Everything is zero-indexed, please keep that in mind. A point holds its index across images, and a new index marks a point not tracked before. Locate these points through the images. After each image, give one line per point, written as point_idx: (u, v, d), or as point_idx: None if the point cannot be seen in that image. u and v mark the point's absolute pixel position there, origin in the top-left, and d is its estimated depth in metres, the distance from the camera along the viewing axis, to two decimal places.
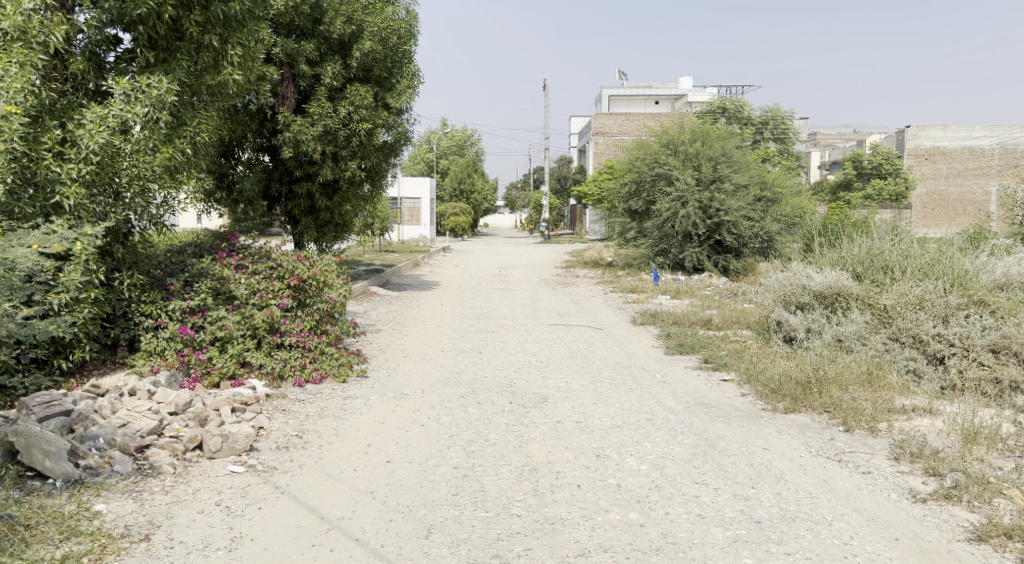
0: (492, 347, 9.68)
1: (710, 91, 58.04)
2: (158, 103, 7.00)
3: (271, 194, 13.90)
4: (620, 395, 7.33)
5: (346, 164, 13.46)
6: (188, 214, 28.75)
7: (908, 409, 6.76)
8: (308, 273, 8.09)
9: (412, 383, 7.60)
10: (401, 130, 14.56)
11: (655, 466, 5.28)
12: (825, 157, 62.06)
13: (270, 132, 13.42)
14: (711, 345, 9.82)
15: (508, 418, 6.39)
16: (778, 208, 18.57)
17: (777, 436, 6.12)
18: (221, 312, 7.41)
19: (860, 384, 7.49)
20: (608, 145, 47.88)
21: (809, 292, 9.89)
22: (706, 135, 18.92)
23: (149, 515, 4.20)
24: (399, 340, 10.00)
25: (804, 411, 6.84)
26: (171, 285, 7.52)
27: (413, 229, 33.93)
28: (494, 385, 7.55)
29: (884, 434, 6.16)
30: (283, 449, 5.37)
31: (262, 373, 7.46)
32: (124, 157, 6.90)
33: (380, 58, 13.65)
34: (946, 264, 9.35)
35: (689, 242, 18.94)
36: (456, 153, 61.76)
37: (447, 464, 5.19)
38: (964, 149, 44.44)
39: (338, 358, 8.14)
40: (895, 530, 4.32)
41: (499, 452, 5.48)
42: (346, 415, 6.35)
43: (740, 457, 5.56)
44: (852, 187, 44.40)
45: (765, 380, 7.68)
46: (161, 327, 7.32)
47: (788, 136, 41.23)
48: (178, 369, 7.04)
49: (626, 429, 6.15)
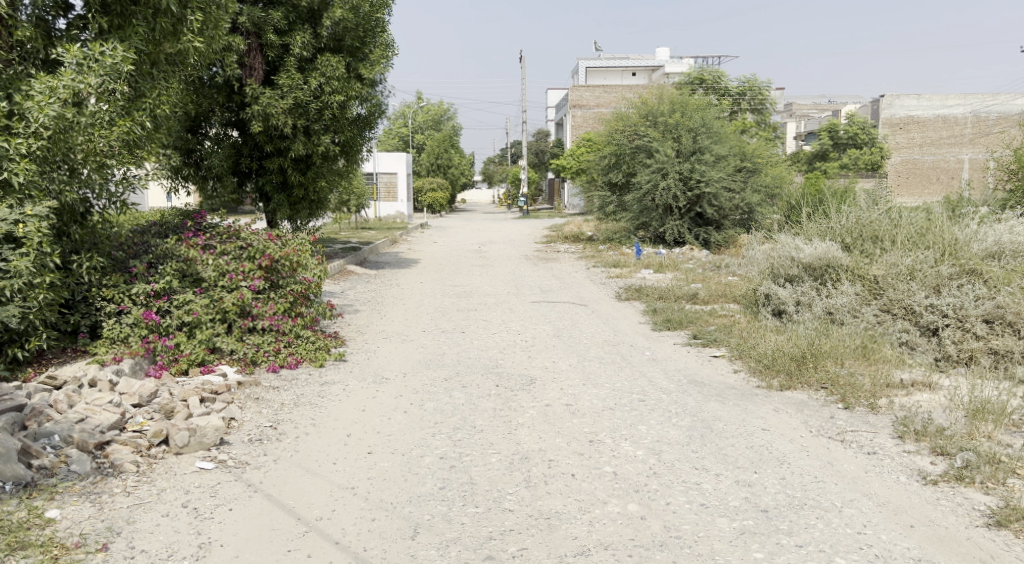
0: (474, 327, 9.34)
1: (687, 62, 57.59)
2: (113, 72, 6.57)
3: (241, 170, 13.39)
4: (609, 375, 7.05)
5: (319, 139, 12.96)
6: (158, 187, 28.53)
7: (907, 384, 6.54)
8: (280, 253, 7.70)
9: (393, 366, 7.28)
10: (375, 102, 14.03)
11: (651, 451, 5.01)
12: (801, 128, 62.00)
13: (239, 106, 12.93)
14: (700, 319, 9.56)
15: (494, 402, 6.09)
16: (758, 179, 18.42)
17: (775, 416, 5.87)
18: (188, 296, 7.03)
19: (855, 357, 7.27)
20: (585, 118, 47.39)
21: (798, 264, 9.65)
22: (685, 105, 18.60)
23: (108, 521, 3.85)
24: (378, 321, 9.65)
25: (801, 387, 6.60)
26: (134, 267, 7.13)
27: (390, 205, 33.32)
28: (479, 367, 7.24)
29: (886, 411, 5.93)
30: (256, 442, 5.02)
31: (233, 359, 7.06)
32: (79, 131, 6.43)
33: (351, 27, 13.17)
34: (936, 232, 9.16)
35: (670, 215, 18.69)
36: (431, 128, 60.87)
37: (432, 455, 4.89)
38: (938, 118, 44.56)
39: (314, 342, 7.73)
40: (909, 516, 4.08)
41: (487, 440, 5.17)
42: (323, 403, 6.00)
43: (739, 439, 5.30)
44: (829, 158, 44.45)
45: (758, 356, 7.44)
46: (125, 312, 6.93)
47: (765, 107, 41.12)
48: (143, 357, 6.61)
49: (618, 412, 5.87)
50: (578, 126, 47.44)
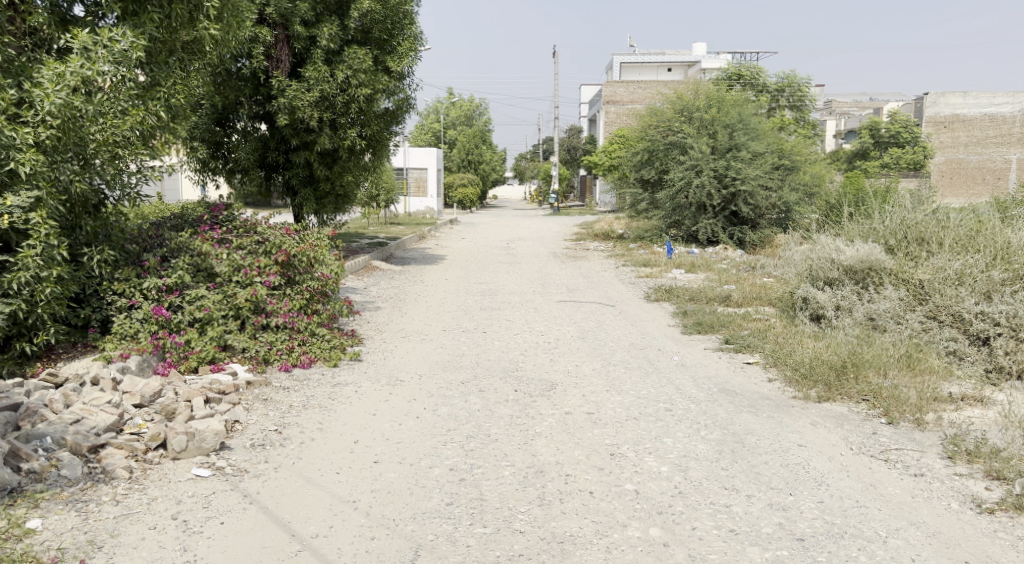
0: (496, 326, 9.04)
1: (724, 58, 56.66)
2: (122, 59, 6.35)
3: (268, 163, 13.24)
4: (634, 382, 6.70)
5: (345, 132, 12.72)
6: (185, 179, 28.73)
7: (957, 398, 6.09)
8: (297, 248, 7.46)
9: (410, 367, 7.00)
10: (403, 96, 13.80)
11: (677, 468, 4.66)
12: (840, 126, 60.78)
13: (265, 98, 12.77)
14: (733, 323, 9.16)
15: (512, 408, 5.78)
16: (795, 177, 17.84)
17: (812, 430, 5.48)
18: (200, 291, 6.82)
19: (898, 367, 6.83)
20: (619, 114, 46.83)
21: (838, 267, 9.19)
22: (721, 101, 18.08)
23: (91, 534, 3.62)
24: (399, 319, 9.40)
25: (840, 399, 6.19)
26: (146, 261, 6.93)
27: (420, 201, 33.11)
28: (499, 370, 6.94)
29: (933, 427, 5.51)
30: (258, 448, 4.76)
31: (245, 357, 6.83)
32: (88, 119, 6.18)
33: (379, 19, 12.93)
34: (986, 236, 8.65)
35: (703, 213, 18.22)
36: (464, 123, 60.63)
37: (441, 466, 4.59)
38: (984, 116, 43.24)
39: (330, 340, 7.49)
40: (963, 550, 3.71)
41: (502, 451, 4.86)
42: (334, 405, 5.74)
43: (774, 456, 4.92)
44: (869, 156, 43.40)
45: (794, 364, 7.04)
46: (136, 307, 6.74)
47: (804, 104, 40.22)
48: (152, 353, 6.40)
49: (643, 422, 5.53)
50: (612, 123, 46.90)
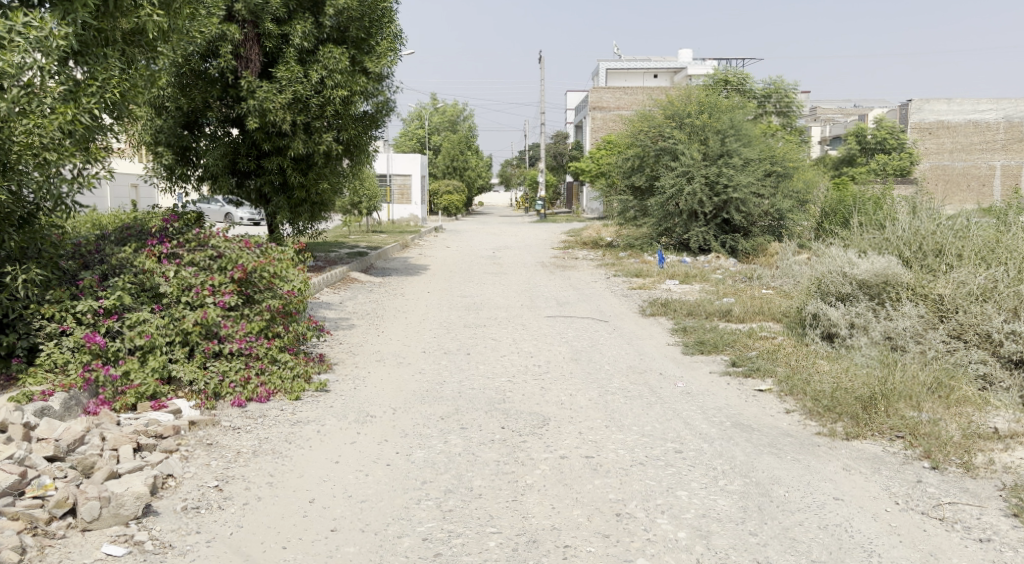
0: (481, 347, 8.22)
1: (710, 64, 56.16)
2: (45, 49, 5.44)
3: (239, 170, 12.37)
4: (637, 415, 5.91)
5: (320, 136, 11.85)
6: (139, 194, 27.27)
7: (1002, 435, 5.35)
8: (255, 264, 6.65)
9: (382, 400, 6.17)
10: (383, 99, 12.98)
11: (697, 533, 3.89)
12: (827, 133, 60.60)
13: (235, 101, 11.90)
14: (738, 342, 8.39)
15: (498, 451, 4.99)
16: (788, 183, 17.16)
17: (846, 477, 4.72)
18: (142, 315, 5.96)
19: (931, 398, 6.08)
20: (605, 121, 46.24)
21: (852, 281, 8.40)
22: (713, 106, 17.37)
23: None
24: (374, 339, 8.59)
25: (870, 437, 5.44)
26: (82, 280, 6.05)
27: (404, 208, 32.29)
28: (483, 402, 6.12)
29: (985, 473, 4.76)
30: (191, 512, 3.95)
31: (192, 392, 5.98)
32: (6, 119, 5.30)
33: (356, 16, 12.09)
34: (1010, 247, 7.94)
35: (695, 221, 17.52)
36: (448, 130, 59.73)
37: (413, 535, 3.80)
38: (968, 123, 43.11)
39: (293, 368, 6.60)
40: None
41: (486, 511, 4.07)
42: (290, 451, 4.91)
43: (809, 514, 4.17)
44: (856, 163, 42.98)
45: (814, 394, 6.26)
46: (67, 333, 5.83)
47: (791, 110, 39.91)
48: (82, 390, 5.48)
49: (651, 469, 4.74)
50: (599, 128, 46.26)
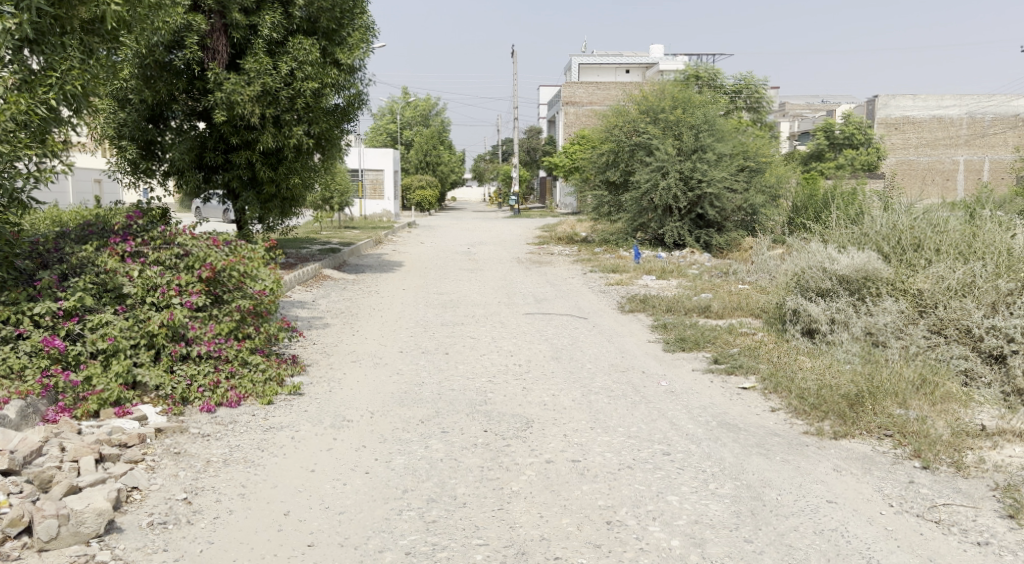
0: (458, 346, 8.02)
1: (681, 60, 56.36)
2: None
3: (206, 164, 12.03)
4: (621, 416, 5.76)
5: (290, 130, 11.54)
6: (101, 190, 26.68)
7: (989, 432, 5.29)
8: (224, 263, 6.39)
9: (358, 403, 5.95)
10: (355, 92, 12.71)
11: (691, 541, 3.75)
12: (795, 129, 61.12)
13: (202, 93, 11.55)
14: (719, 339, 8.28)
15: (482, 456, 4.81)
16: (761, 178, 17.17)
17: (837, 479, 4.60)
18: (104, 317, 5.68)
19: (917, 394, 6.00)
20: (577, 116, 46.16)
21: (832, 276, 8.33)
22: (687, 101, 17.22)
23: None
24: (349, 338, 8.36)
25: (859, 436, 5.35)
26: (39, 280, 5.73)
27: (375, 203, 31.96)
28: (463, 404, 5.93)
29: (976, 473, 4.68)
30: (158, 528, 3.73)
31: (158, 397, 5.72)
32: None
33: (326, 7, 11.77)
34: (987, 241, 7.92)
35: (670, 216, 17.47)
36: (420, 124, 59.25)
37: (394, 549, 3.61)
38: (933, 118, 43.69)
39: (264, 371, 6.36)
40: None
41: (471, 521, 3.89)
42: (263, 460, 4.68)
43: (804, 518, 4.05)
44: (824, 158, 43.33)
45: (799, 392, 6.15)
46: (24, 336, 5.50)
47: (761, 105, 40.16)
48: (41, 396, 5.21)
49: (640, 473, 4.59)
50: (571, 124, 46.14)
